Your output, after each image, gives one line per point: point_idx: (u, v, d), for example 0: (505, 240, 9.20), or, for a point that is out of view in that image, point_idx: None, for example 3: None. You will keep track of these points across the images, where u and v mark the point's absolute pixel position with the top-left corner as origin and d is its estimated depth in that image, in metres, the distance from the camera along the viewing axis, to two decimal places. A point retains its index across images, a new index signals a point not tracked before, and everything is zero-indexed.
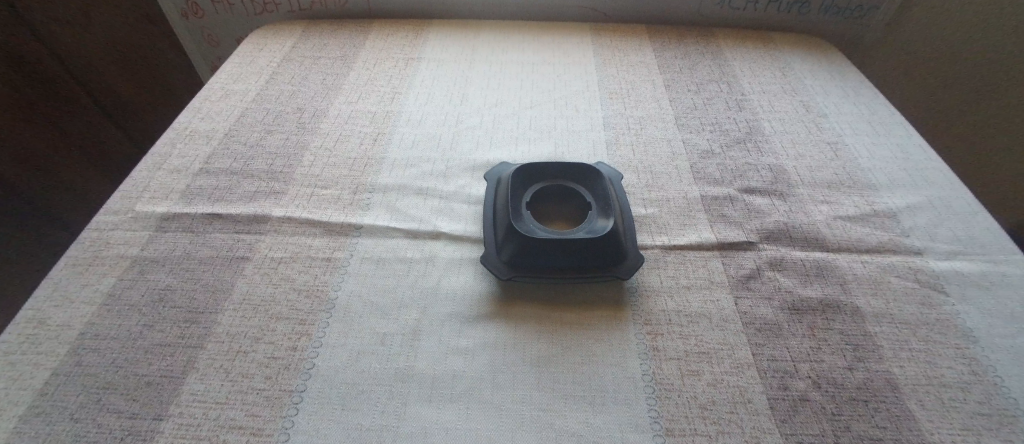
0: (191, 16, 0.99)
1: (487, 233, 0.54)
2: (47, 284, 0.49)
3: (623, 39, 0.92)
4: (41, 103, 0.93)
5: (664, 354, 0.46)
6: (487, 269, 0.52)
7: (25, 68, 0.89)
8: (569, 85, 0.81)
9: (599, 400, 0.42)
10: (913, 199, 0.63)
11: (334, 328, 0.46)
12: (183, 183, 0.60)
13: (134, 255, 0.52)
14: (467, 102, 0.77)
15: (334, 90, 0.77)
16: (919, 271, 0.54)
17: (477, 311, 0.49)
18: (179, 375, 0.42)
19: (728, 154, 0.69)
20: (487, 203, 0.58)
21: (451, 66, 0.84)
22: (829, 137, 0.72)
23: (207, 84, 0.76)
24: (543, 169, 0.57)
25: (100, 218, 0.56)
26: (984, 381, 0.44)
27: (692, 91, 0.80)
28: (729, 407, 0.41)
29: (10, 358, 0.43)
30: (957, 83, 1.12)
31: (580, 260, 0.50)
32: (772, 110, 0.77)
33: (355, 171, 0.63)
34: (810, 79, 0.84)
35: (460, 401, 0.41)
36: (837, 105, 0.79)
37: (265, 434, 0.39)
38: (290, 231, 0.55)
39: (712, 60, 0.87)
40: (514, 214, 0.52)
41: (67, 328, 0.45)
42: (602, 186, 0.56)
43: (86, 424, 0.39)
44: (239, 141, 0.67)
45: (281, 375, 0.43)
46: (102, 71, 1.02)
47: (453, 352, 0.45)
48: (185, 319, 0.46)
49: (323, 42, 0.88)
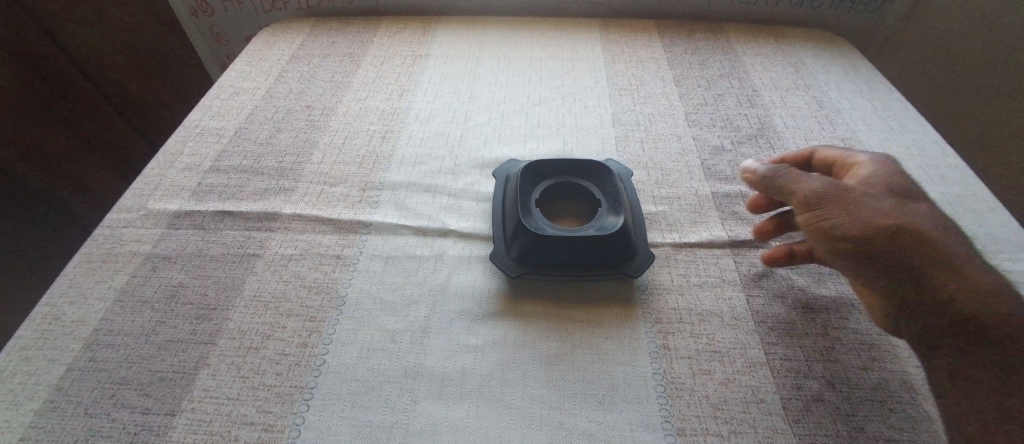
0: (200, 15, 1.00)
1: (496, 231, 0.54)
2: (62, 280, 0.49)
3: (633, 34, 0.91)
4: (50, 99, 0.89)
5: (675, 352, 0.45)
6: (496, 267, 0.51)
7: (34, 65, 0.86)
8: (578, 81, 0.80)
9: (610, 399, 0.42)
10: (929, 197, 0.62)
11: (345, 324, 0.47)
12: (194, 181, 0.60)
13: (146, 252, 0.52)
14: (475, 98, 0.76)
15: (342, 87, 0.77)
16: None
17: (486, 309, 0.48)
18: (191, 370, 0.43)
19: (740, 151, 0.68)
20: (495, 200, 0.58)
21: (459, 62, 0.84)
22: (843, 133, 0.71)
23: (217, 82, 0.77)
24: (554, 166, 0.57)
25: (114, 215, 0.56)
26: None
27: (702, 87, 0.79)
28: (741, 407, 0.41)
29: (26, 353, 0.44)
30: (984, 80, 1.03)
31: (590, 258, 0.49)
32: (784, 106, 0.76)
33: (364, 168, 0.64)
34: (824, 74, 0.83)
35: (470, 399, 0.41)
36: (851, 101, 0.77)
37: (275, 430, 0.39)
38: (300, 229, 0.55)
39: (723, 56, 0.86)
40: (522, 211, 0.51)
41: (82, 324, 0.46)
42: (612, 183, 0.55)
43: (100, 419, 0.39)
44: (250, 139, 0.67)
45: (291, 372, 0.43)
46: (117, 69, 1.00)
47: (463, 349, 0.45)
48: (197, 315, 0.47)
49: (332, 40, 0.88)
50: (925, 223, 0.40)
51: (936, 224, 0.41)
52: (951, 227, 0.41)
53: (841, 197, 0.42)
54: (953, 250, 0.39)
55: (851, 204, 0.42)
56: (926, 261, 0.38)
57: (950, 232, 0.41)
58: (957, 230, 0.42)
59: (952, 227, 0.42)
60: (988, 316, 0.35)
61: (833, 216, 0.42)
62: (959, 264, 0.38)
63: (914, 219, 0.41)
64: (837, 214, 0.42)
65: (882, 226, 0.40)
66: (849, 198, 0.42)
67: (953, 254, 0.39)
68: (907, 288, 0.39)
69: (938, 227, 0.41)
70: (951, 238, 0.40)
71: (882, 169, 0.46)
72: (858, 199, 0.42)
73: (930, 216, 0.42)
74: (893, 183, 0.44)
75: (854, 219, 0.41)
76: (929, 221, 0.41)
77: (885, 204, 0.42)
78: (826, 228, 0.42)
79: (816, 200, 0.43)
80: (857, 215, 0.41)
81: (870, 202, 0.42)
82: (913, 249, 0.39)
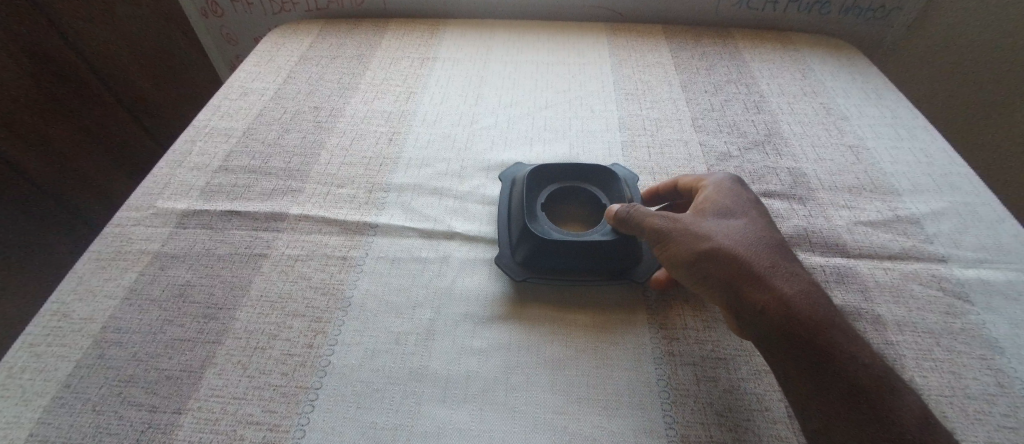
0: (210, 16, 1.01)
1: (502, 235, 0.54)
2: (72, 277, 0.50)
3: (639, 39, 0.91)
4: (63, 99, 0.87)
5: (679, 358, 0.45)
6: (501, 270, 0.52)
7: (47, 64, 0.84)
8: (585, 85, 0.81)
9: (613, 404, 0.42)
10: (937, 205, 0.61)
11: (350, 326, 0.47)
12: (202, 180, 0.61)
13: (155, 251, 0.53)
14: (482, 101, 0.77)
15: (350, 89, 0.77)
16: (943, 279, 0.52)
17: (490, 312, 0.49)
18: (197, 370, 0.43)
19: (746, 157, 0.68)
20: (500, 204, 0.58)
21: (466, 65, 0.84)
22: (850, 140, 0.71)
23: (227, 82, 0.77)
24: (559, 170, 0.57)
25: (124, 213, 0.57)
26: (1010, 393, 0.43)
27: (709, 93, 0.79)
28: (745, 414, 0.41)
29: (35, 350, 0.44)
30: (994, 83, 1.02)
31: (594, 262, 0.50)
32: (792, 112, 0.75)
33: (370, 170, 0.64)
34: (831, 80, 0.83)
35: (473, 402, 0.41)
36: (859, 108, 0.77)
37: (281, 430, 0.39)
38: (307, 229, 0.56)
39: (730, 61, 0.86)
40: (528, 216, 0.51)
41: (91, 322, 0.46)
42: (617, 187, 0.55)
43: (107, 416, 0.40)
44: (258, 140, 0.67)
45: (297, 373, 0.43)
46: (128, 69, 0.98)
47: (467, 352, 0.45)
48: (204, 315, 0.47)
49: (340, 42, 0.89)
50: (741, 240, 0.42)
51: (758, 238, 0.43)
52: (772, 238, 0.43)
53: (674, 225, 0.44)
54: (767, 262, 0.41)
55: (681, 231, 0.43)
56: (741, 279, 0.40)
57: (769, 244, 0.42)
58: (780, 240, 0.43)
59: (776, 238, 0.44)
60: (799, 323, 0.37)
61: (668, 244, 0.44)
62: (772, 276, 0.40)
63: (735, 238, 0.42)
64: (672, 243, 0.44)
65: (702, 251, 0.42)
66: (680, 226, 0.44)
67: (766, 267, 0.40)
68: (735, 305, 0.40)
69: (758, 241, 0.42)
70: (768, 248, 0.42)
71: (720, 190, 0.48)
72: (690, 227, 0.44)
73: (750, 230, 0.43)
74: (726, 203, 0.46)
75: (681, 246, 0.43)
76: (747, 235, 0.43)
77: (711, 227, 0.44)
78: (666, 256, 0.44)
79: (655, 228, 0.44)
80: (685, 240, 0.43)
81: (698, 226, 0.44)
82: (729, 269, 0.41)
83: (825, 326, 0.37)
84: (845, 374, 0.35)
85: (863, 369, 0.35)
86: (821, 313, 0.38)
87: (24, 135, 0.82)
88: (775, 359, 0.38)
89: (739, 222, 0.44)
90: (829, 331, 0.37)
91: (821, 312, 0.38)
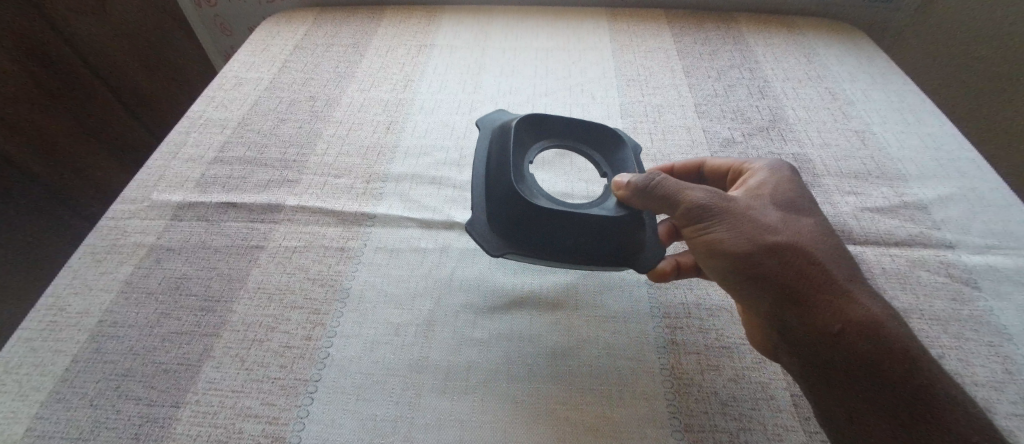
0: (203, 6, 1.01)
1: (478, 191, 0.48)
2: (67, 271, 0.49)
3: (641, 23, 0.90)
4: (58, 93, 0.86)
5: (682, 348, 0.45)
6: (475, 241, 0.45)
7: (41, 57, 0.83)
8: (585, 71, 0.79)
9: (615, 394, 0.41)
10: (945, 190, 0.60)
11: (349, 317, 0.46)
12: (197, 172, 0.60)
13: (150, 244, 0.52)
14: (481, 89, 0.75)
15: (347, 77, 0.76)
16: (950, 265, 0.52)
17: (490, 301, 0.48)
18: (195, 363, 0.42)
19: (751, 142, 0.66)
20: (476, 152, 0.52)
21: (466, 52, 0.83)
22: (856, 125, 0.70)
23: (220, 72, 0.76)
24: (558, 127, 0.54)
25: (118, 206, 0.56)
26: (1017, 380, 0.42)
27: (712, 78, 0.77)
28: (751, 404, 0.41)
29: (31, 345, 0.44)
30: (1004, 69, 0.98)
31: (590, 240, 0.45)
32: (797, 98, 0.74)
33: (368, 160, 0.63)
34: (836, 64, 0.81)
35: (474, 393, 0.41)
36: (865, 92, 0.75)
37: (280, 423, 0.39)
38: (304, 220, 0.55)
39: (732, 45, 0.84)
40: (517, 178, 0.47)
41: (86, 316, 0.46)
42: (620, 154, 0.54)
43: (104, 411, 0.39)
44: (253, 130, 0.66)
45: (296, 364, 0.43)
46: (120, 62, 0.96)
47: (467, 343, 0.44)
48: (201, 308, 0.46)
49: (336, 30, 0.87)
50: (797, 240, 0.40)
51: (812, 239, 0.41)
52: (829, 243, 0.41)
53: (723, 207, 0.41)
54: (824, 265, 0.39)
55: (734, 220, 0.40)
56: (797, 280, 0.38)
57: (824, 250, 0.40)
58: (833, 238, 0.42)
59: (827, 235, 0.42)
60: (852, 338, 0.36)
61: (717, 231, 0.40)
62: (830, 281, 0.38)
63: (790, 236, 0.40)
64: (720, 228, 0.40)
65: (757, 244, 0.39)
66: (733, 214, 0.41)
67: (823, 270, 0.39)
68: (789, 313, 0.38)
69: (812, 241, 0.41)
70: (823, 252, 0.40)
71: (774, 183, 0.46)
72: (745, 217, 0.41)
73: (805, 232, 0.41)
74: (776, 195, 0.44)
75: (733, 236, 0.40)
76: (803, 236, 0.41)
77: (763, 216, 0.41)
78: (710, 243, 0.41)
79: (704, 210, 0.41)
80: (737, 231, 0.40)
81: (753, 219, 0.41)
82: (785, 267, 0.38)
83: (887, 346, 0.36)
84: (913, 419, 0.34)
85: (934, 416, 0.34)
86: (885, 330, 0.36)
87: (20, 130, 0.81)
88: (831, 386, 0.37)
89: (795, 221, 0.42)
90: (893, 350, 0.36)
91: (884, 330, 0.36)
